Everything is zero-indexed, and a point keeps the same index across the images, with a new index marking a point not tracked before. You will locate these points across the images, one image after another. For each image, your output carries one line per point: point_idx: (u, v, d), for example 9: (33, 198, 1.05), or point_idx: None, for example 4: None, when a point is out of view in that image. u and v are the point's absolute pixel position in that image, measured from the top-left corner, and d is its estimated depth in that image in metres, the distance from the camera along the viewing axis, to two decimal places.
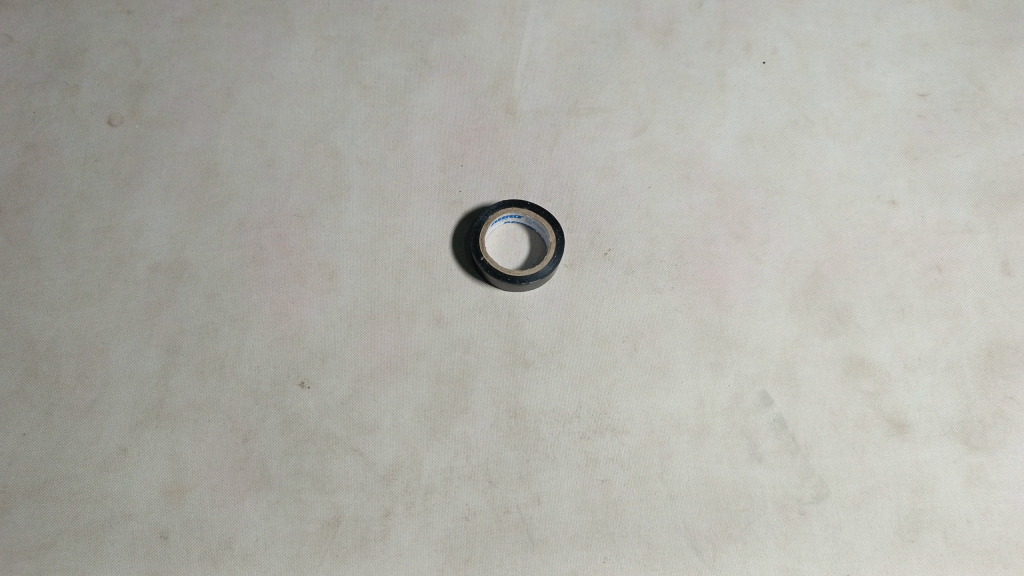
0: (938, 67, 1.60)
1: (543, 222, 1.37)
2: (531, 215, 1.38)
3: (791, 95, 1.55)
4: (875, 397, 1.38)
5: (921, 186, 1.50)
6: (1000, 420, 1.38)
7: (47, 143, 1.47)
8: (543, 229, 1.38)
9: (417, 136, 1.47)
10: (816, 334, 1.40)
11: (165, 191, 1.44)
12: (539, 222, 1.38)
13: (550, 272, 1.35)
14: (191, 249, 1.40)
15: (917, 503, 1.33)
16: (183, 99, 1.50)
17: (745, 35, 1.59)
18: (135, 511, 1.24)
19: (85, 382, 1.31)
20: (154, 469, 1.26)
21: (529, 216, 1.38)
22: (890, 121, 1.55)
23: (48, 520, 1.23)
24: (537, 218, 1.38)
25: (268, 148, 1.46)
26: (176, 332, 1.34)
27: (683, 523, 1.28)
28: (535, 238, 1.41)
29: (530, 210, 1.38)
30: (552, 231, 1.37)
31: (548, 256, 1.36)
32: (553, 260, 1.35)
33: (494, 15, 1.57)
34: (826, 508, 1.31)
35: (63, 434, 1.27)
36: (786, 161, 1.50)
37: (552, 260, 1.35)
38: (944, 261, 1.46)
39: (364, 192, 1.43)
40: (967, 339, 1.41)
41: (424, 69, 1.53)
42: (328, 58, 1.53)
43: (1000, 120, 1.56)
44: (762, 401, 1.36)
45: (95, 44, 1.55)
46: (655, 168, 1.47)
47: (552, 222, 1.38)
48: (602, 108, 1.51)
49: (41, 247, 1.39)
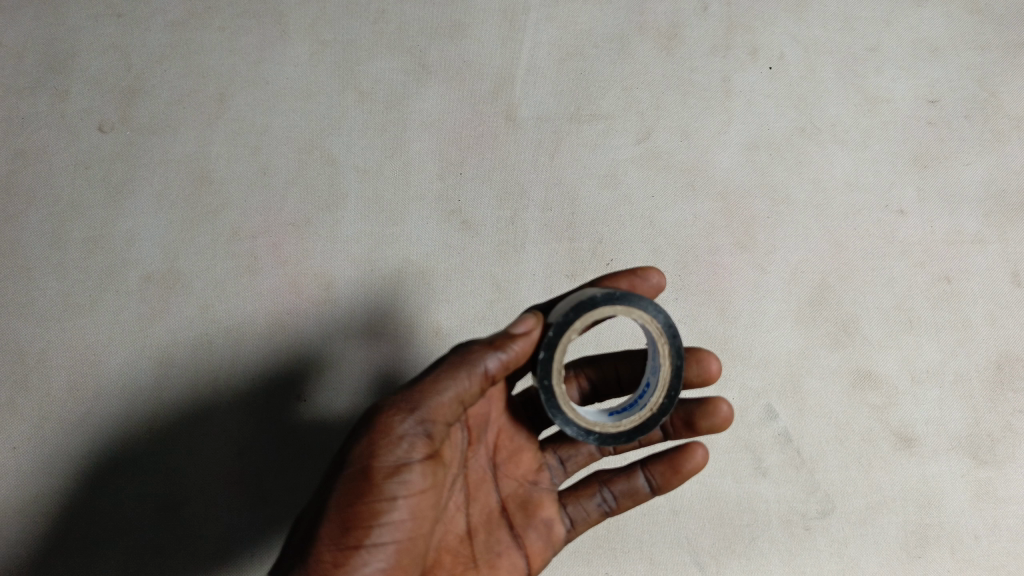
0: (948, 72, 1.53)
1: (661, 360, 1.01)
2: (659, 334, 1.01)
3: (798, 100, 1.51)
4: (881, 410, 1.35)
5: (930, 194, 1.47)
6: (1008, 434, 1.36)
7: (36, 149, 1.44)
8: (626, 317, 1.00)
9: (415, 143, 1.44)
10: (821, 346, 1.37)
11: (157, 199, 1.41)
12: (662, 358, 1.02)
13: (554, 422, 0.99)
14: (184, 259, 1.37)
15: (923, 518, 1.31)
16: (176, 105, 1.46)
17: (752, 39, 1.52)
18: (130, 525, 1.28)
19: (75, 395, 1.30)
20: (148, 485, 1.28)
21: (636, 321, 1.00)
22: (898, 128, 1.51)
23: (43, 533, 1.27)
24: (674, 365, 1.02)
25: (261, 155, 1.43)
26: (168, 343, 1.32)
27: (684, 539, 1.28)
28: (653, 400, 1.02)
29: (656, 326, 1.00)
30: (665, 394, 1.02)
31: (568, 319, 0.99)
32: (559, 336, 0.98)
33: (494, 18, 1.49)
34: (830, 524, 1.30)
35: (57, 447, 1.28)
36: (792, 169, 1.47)
37: (555, 331, 0.98)
38: (953, 271, 1.43)
39: (362, 200, 1.41)
40: (975, 351, 1.39)
41: (422, 74, 1.47)
42: (324, 63, 1.48)
43: (1011, 128, 1.51)
44: (767, 415, 1.33)
45: (85, 48, 1.50)
46: (659, 177, 1.44)
47: (671, 399, 1.02)
48: (605, 114, 1.46)
49: (30, 258, 1.37)
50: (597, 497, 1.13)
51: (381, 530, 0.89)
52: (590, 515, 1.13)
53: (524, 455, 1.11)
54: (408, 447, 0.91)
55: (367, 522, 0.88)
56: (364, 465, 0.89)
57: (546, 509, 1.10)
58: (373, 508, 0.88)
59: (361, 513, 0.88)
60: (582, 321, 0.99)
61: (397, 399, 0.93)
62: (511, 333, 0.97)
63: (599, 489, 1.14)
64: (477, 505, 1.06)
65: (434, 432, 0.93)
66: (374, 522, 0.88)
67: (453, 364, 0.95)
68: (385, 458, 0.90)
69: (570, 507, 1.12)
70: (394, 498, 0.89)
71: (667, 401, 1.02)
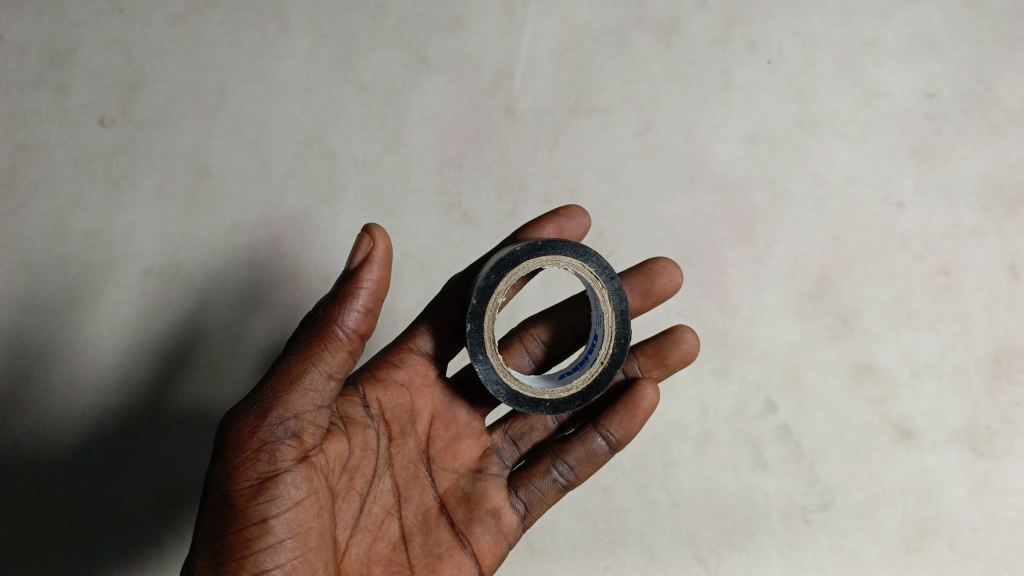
0: (946, 66, 1.53)
1: (604, 306, 1.02)
2: (596, 279, 1.03)
3: (797, 94, 1.51)
4: (880, 403, 1.35)
5: (928, 188, 1.47)
6: (1006, 427, 1.36)
7: (37, 144, 1.44)
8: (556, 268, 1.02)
9: (414, 136, 1.44)
10: (821, 338, 1.37)
11: (157, 193, 1.42)
12: (605, 304, 1.03)
13: (502, 403, 0.98)
14: (184, 252, 1.38)
15: (922, 510, 1.32)
16: (176, 99, 1.47)
17: (751, 33, 1.52)
18: (129, 518, 1.28)
19: (76, 388, 1.29)
20: (147, 477, 1.29)
21: (567, 268, 1.02)
22: (897, 122, 1.51)
23: (42, 526, 1.27)
24: (618, 309, 1.03)
25: (261, 149, 1.43)
26: (168, 336, 1.32)
27: (685, 532, 1.27)
28: (604, 351, 1.03)
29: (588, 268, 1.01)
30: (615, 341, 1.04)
31: (490, 282, 0.99)
32: (483, 304, 0.99)
33: (493, 12, 1.50)
34: (830, 517, 1.30)
35: (56, 441, 1.27)
36: (791, 163, 1.47)
37: (479, 300, 0.99)
38: (951, 264, 1.43)
39: (361, 193, 1.41)
40: (974, 344, 1.39)
41: (421, 67, 1.48)
42: (324, 56, 1.48)
43: (1008, 121, 1.51)
44: (767, 408, 1.33)
45: (87, 43, 1.50)
46: (658, 170, 1.44)
47: (621, 345, 1.03)
48: (604, 107, 1.47)
49: (31, 251, 1.37)
50: (551, 474, 1.08)
51: (260, 563, 0.77)
52: (546, 495, 1.07)
53: (462, 445, 1.06)
54: (270, 458, 0.79)
55: (239, 555, 0.77)
56: (225, 491, 0.78)
57: (493, 500, 1.04)
58: (243, 538, 0.77)
59: (232, 548, 0.77)
60: (506, 280, 1.00)
61: (246, 406, 0.82)
62: (359, 276, 0.86)
63: (553, 463, 1.09)
64: (412, 505, 0.98)
65: (303, 430, 0.82)
66: (248, 552, 0.77)
67: (306, 344, 0.84)
68: (246, 477, 0.78)
69: (521, 490, 1.07)
70: (265, 521, 0.77)
71: (617, 349, 1.03)
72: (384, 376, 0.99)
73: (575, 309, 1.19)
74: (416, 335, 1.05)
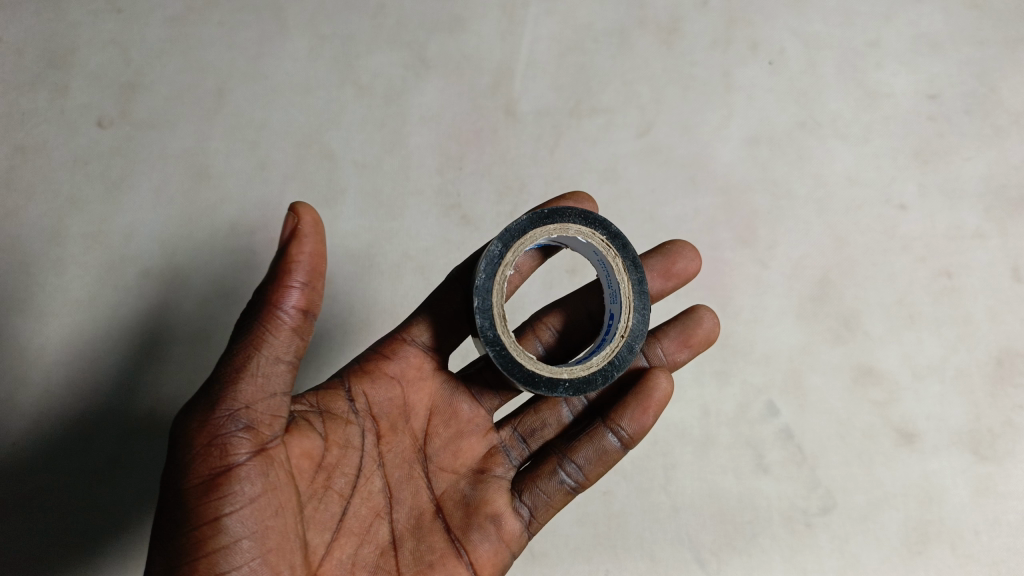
0: (948, 67, 1.53)
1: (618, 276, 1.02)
2: (608, 247, 1.02)
3: (799, 96, 1.50)
4: (882, 406, 1.34)
5: (931, 190, 1.46)
6: (1010, 430, 1.34)
7: (36, 145, 1.43)
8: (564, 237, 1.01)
9: (414, 137, 1.43)
10: (823, 341, 1.36)
11: (156, 194, 1.41)
12: (619, 273, 1.03)
13: (518, 387, 0.93)
14: (182, 254, 1.37)
15: (925, 514, 1.30)
16: (175, 100, 1.46)
17: (752, 34, 1.52)
18: (128, 522, 1.26)
19: (74, 391, 1.28)
20: (146, 481, 1.28)
21: (577, 235, 1.01)
22: (899, 123, 1.50)
23: (39, 531, 1.24)
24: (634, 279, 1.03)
25: (260, 150, 1.43)
26: (167, 339, 1.32)
27: (685, 535, 1.26)
28: (623, 322, 1.02)
29: (599, 237, 1.00)
30: (633, 311, 1.03)
31: (499, 253, 0.97)
32: (492, 278, 0.96)
33: (493, 13, 1.49)
34: (832, 521, 1.29)
35: (56, 445, 1.27)
36: (793, 164, 1.46)
37: (486, 274, 0.96)
38: (953, 266, 1.42)
39: (360, 194, 1.40)
40: (977, 346, 1.38)
41: (421, 68, 1.47)
42: (323, 57, 1.48)
43: (1011, 123, 1.49)
44: (769, 412, 1.32)
45: (85, 44, 1.49)
46: (659, 171, 1.43)
47: (641, 311, 1.03)
48: (605, 108, 1.46)
49: (29, 252, 1.35)
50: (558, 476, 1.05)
51: (216, 565, 0.74)
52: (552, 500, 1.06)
53: (462, 446, 1.05)
54: (222, 452, 0.76)
55: (193, 557, 0.74)
56: (177, 488, 0.76)
57: (494, 505, 1.02)
58: (197, 539, 0.74)
59: (185, 550, 0.74)
60: (513, 253, 0.98)
61: (198, 399, 0.79)
62: (290, 253, 0.81)
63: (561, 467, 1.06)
64: (404, 507, 0.96)
65: (256, 421, 0.79)
66: (200, 555, 0.74)
67: (251, 329, 0.80)
68: (198, 472, 0.75)
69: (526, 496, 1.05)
70: (219, 520, 0.75)
71: (636, 317, 1.02)
72: (373, 369, 1.00)
73: (591, 295, 1.18)
74: (412, 326, 1.05)
